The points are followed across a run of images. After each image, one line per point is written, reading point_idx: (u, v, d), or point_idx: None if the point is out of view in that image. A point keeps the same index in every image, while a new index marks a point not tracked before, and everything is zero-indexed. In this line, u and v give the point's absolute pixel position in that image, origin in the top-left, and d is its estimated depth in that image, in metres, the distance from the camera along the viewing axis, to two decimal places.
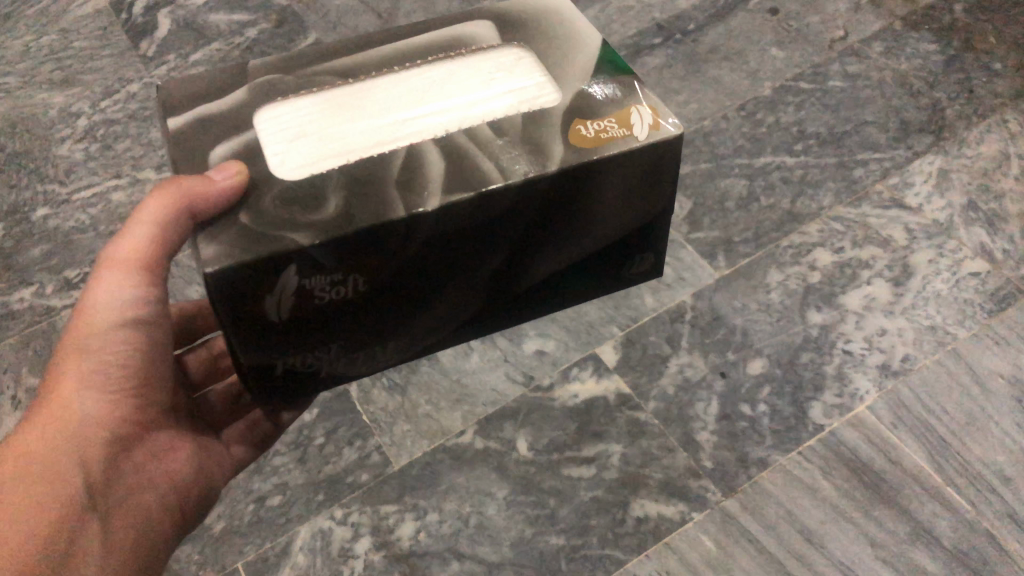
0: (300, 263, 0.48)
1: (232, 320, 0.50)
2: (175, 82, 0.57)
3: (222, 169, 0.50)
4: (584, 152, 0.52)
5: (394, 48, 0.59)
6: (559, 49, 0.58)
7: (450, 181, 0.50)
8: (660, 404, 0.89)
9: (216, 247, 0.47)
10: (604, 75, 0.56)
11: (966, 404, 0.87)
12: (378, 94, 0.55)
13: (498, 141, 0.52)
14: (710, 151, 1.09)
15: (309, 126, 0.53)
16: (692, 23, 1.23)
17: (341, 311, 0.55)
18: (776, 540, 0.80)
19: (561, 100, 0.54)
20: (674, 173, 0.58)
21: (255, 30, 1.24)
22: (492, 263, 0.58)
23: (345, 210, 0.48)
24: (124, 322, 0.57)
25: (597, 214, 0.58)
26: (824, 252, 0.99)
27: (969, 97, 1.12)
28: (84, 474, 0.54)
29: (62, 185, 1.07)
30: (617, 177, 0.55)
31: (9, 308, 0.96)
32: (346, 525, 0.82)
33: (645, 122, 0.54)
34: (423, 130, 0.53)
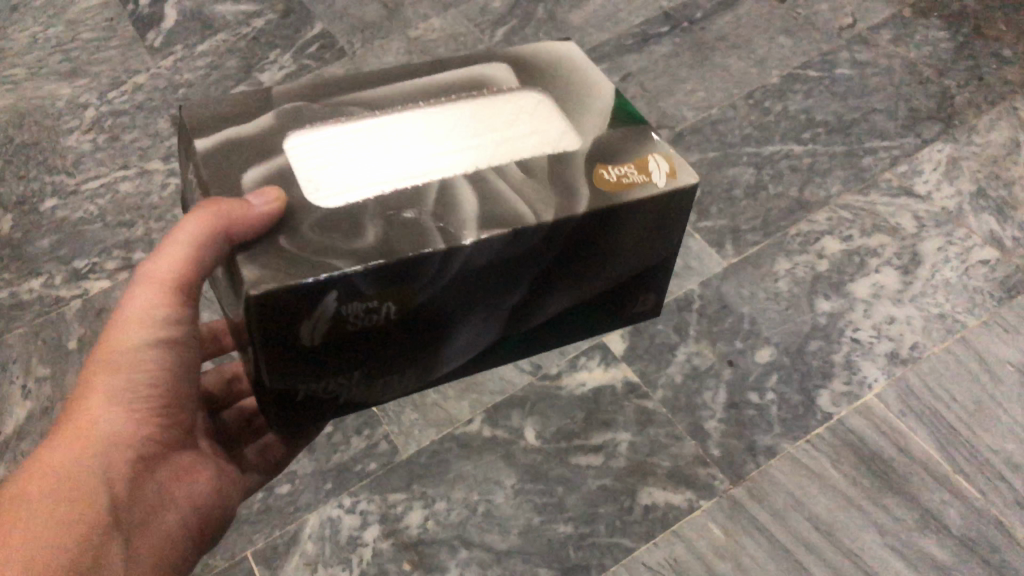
0: (340, 290, 0.50)
1: (264, 339, 0.51)
2: (201, 104, 0.58)
3: (260, 194, 0.50)
4: (608, 195, 0.55)
5: (418, 85, 0.61)
6: (576, 95, 0.61)
7: (484, 217, 0.52)
8: (668, 392, 0.89)
9: (261, 270, 0.48)
10: (621, 125, 0.59)
11: (975, 392, 0.86)
12: (405, 130, 0.57)
13: (526, 181, 0.54)
14: (718, 140, 1.08)
15: (341, 153, 0.55)
16: (700, 12, 1.23)
17: (367, 340, 0.56)
18: (784, 527, 0.79)
19: (582, 143, 0.57)
20: (683, 221, 0.61)
21: (262, 21, 1.24)
22: (511, 297, 0.60)
23: (385, 240, 0.50)
24: (157, 339, 0.58)
25: (613, 254, 0.61)
26: (832, 240, 0.98)
27: (978, 84, 1.11)
28: (108, 492, 0.53)
29: (71, 176, 1.07)
30: (634, 221, 0.58)
31: (19, 299, 0.97)
32: (355, 514, 0.82)
33: (662, 170, 0.57)
34: (453, 165, 0.55)
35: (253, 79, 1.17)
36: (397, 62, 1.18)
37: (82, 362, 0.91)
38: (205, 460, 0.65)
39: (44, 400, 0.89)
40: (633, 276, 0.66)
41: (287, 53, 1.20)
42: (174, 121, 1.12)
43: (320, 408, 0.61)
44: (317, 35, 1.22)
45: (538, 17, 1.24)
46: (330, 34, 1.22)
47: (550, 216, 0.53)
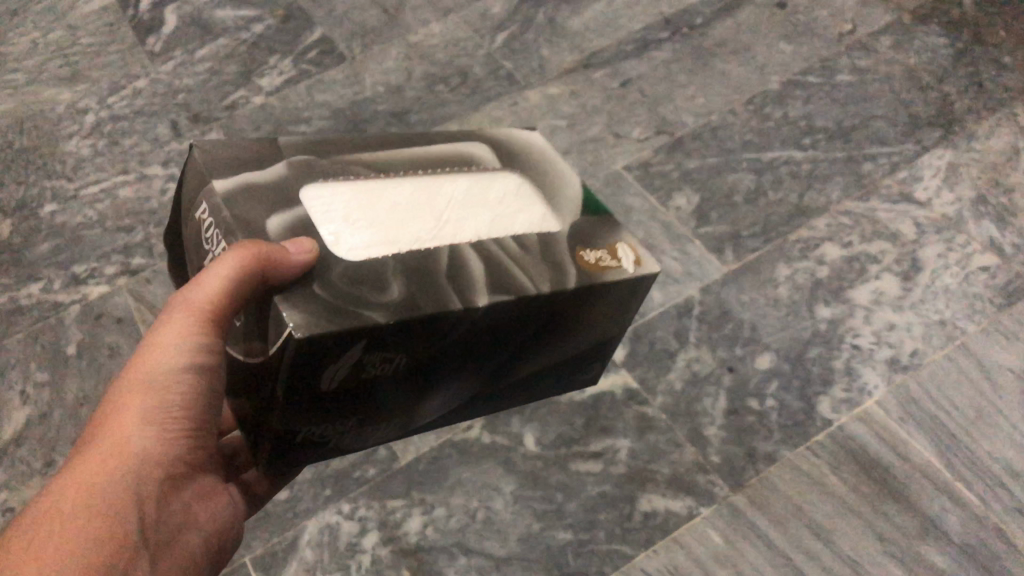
0: (367, 341, 0.50)
1: (289, 381, 0.50)
2: (211, 147, 0.57)
3: (295, 242, 0.50)
4: (589, 275, 0.59)
5: (413, 154, 0.63)
6: (553, 181, 0.66)
7: (493, 283, 0.55)
8: (667, 399, 0.88)
9: (301, 314, 0.48)
10: (593, 210, 0.64)
11: (975, 399, 0.86)
12: (408, 196, 0.59)
13: (523, 255, 0.57)
14: (718, 146, 1.08)
15: (353, 213, 0.56)
16: (700, 18, 1.23)
17: (367, 391, 0.57)
18: (784, 534, 0.79)
19: (563, 225, 0.62)
20: (635, 302, 0.68)
21: (262, 26, 1.24)
22: (495, 355, 0.62)
23: (408, 295, 0.51)
24: (194, 367, 0.54)
25: (584, 322, 0.65)
26: (832, 247, 0.98)
27: (978, 90, 1.11)
28: (138, 514, 0.52)
29: (70, 181, 1.07)
30: (607, 298, 0.63)
31: (17, 303, 0.96)
32: (353, 520, 0.82)
33: (630, 257, 0.63)
34: (461, 232, 0.57)
35: (253, 84, 1.17)
36: (396, 68, 1.19)
37: (80, 367, 0.91)
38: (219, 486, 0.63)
39: (42, 406, 0.88)
40: (590, 342, 0.71)
41: (287, 58, 1.20)
42: (174, 126, 1.12)
43: (309, 456, 0.62)
44: (317, 40, 1.22)
45: (538, 23, 1.24)
46: (330, 39, 1.22)
47: (546, 289, 0.57)
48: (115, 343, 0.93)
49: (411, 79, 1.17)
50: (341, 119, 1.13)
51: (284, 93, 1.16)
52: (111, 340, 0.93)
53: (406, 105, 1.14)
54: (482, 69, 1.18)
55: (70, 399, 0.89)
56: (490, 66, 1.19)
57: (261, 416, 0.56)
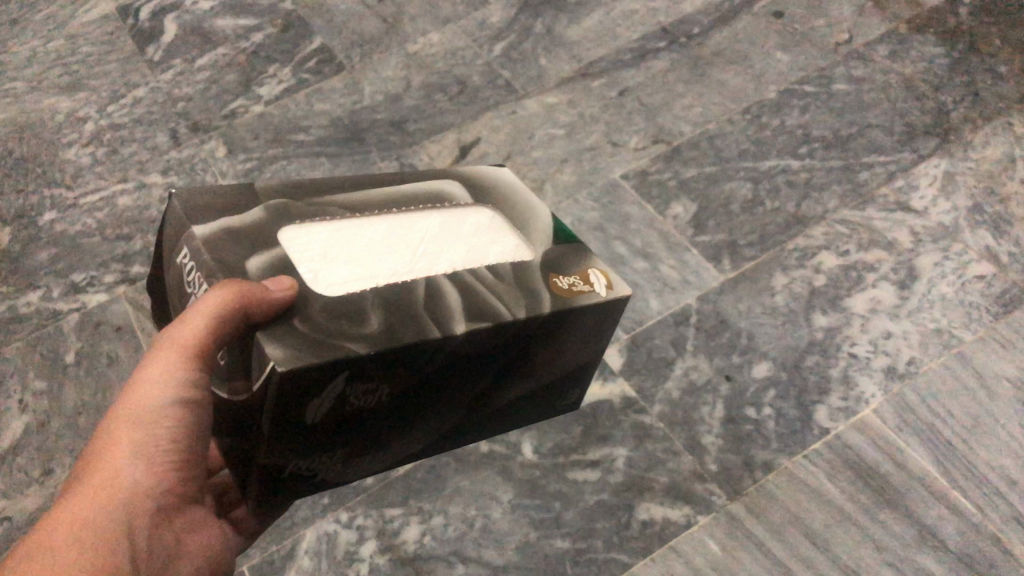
0: (350, 372, 0.51)
1: (274, 417, 0.51)
2: (190, 192, 0.58)
3: (276, 281, 0.51)
4: (564, 300, 0.60)
5: (388, 194, 0.64)
6: (524, 212, 0.67)
7: (470, 312, 0.55)
8: (664, 407, 0.89)
9: (284, 349, 0.48)
10: (564, 240, 0.66)
11: (972, 408, 0.87)
12: (383, 234, 0.61)
13: (500, 284, 0.58)
14: (715, 155, 1.09)
15: (330, 253, 0.57)
16: (697, 28, 1.23)
17: (351, 424, 0.57)
18: (781, 542, 0.79)
19: (535, 254, 0.63)
20: (611, 326, 0.69)
21: (261, 35, 1.25)
22: (476, 386, 0.63)
23: (387, 328, 0.52)
24: (180, 401, 0.54)
25: (562, 349, 0.66)
26: (828, 255, 0.99)
27: (974, 100, 1.12)
28: (129, 545, 0.51)
29: (69, 190, 1.07)
30: (583, 323, 0.64)
31: (16, 311, 0.97)
32: (351, 529, 0.82)
33: (603, 281, 0.64)
34: (434, 267, 0.59)
35: (252, 92, 1.18)
36: (395, 77, 1.19)
37: (79, 376, 0.91)
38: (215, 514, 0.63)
39: (40, 414, 0.89)
40: (569, 369, 0.72)
41: (287, 67, 1.21)
42: (173, 135, 1.13)
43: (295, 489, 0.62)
44: (317, 49, 1.23)
45: (536, 32, 1.24)
46: (330, 48, 1.23)
47: (522, 316, 0.57)
48: (113, 352, 0.93)
49: (409, 89, 1.18)
50: (340, 127, 1.13)
51: (283, 102, 1.16)
52: (109, 349, 0.93)
53: (404, 114, 1.15)
54: (480, 78, 1.19)
55: (68, 408, 0.89)
56: (488, 75, 1.19)
57: (246, 453, 0.56)
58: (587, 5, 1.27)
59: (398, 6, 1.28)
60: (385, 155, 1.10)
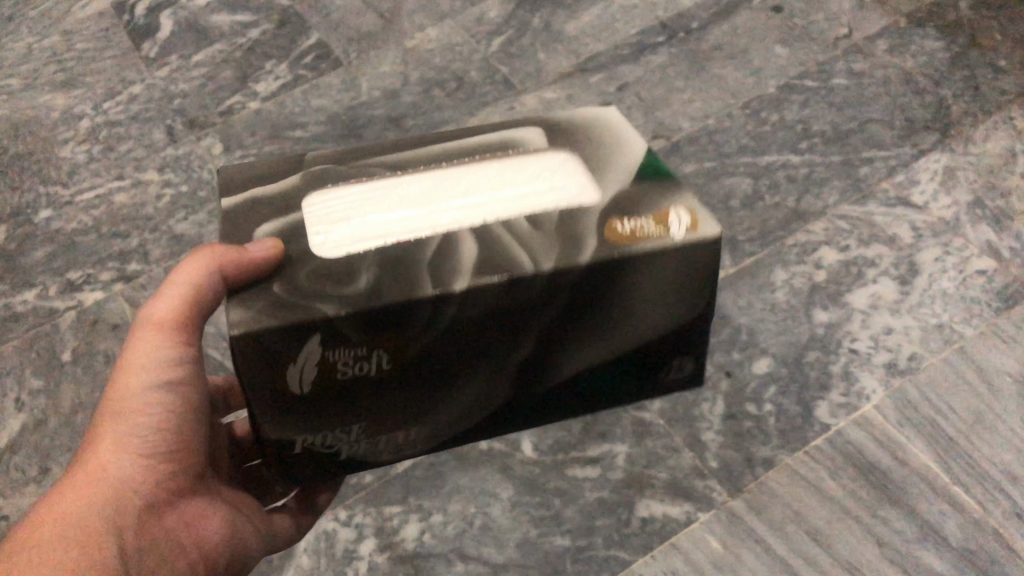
0: (323, 334, 0.47)
1: (250, 380, 0.48)
2: (242, 163, 0.57)
3: (260, 242, 0.50)
4: (614, 248, 0.50)
5: (446, 147, 0.58)
6: (606, 155, 0.57)
7: (482, 264, 0.49)
8: (665, 404, 0.88)
9: (243, 312, 0.47)
10: (646, 180, 0.54)
11: (974, 403, 0.86)
12: (424, 184, 0.55)
13: (531, 234, 0.51)
14: (714, 150, 1.08)
15: (353, 211, 0.52)
16: (696, 22, 1.23)
17: (365, 395, 0.52)
18: (782, 539, 0.79)
19: (599, 197, 0.53)
20: (712, 283, 0.55)
21: (258, 31, 1.24)
22: (519, 354, 0.54)
23: (375, 287, 0.48)
24: (163, 380, 0.55)
25: (635, 311, 0.55)
26: (828, 251, 0.98)
27: (975, 94, 1.11)
28: (117, 541, 0.50)
29: (66, 187, 1.07)
30: (655, 276, 0.53)
31: (13, 310, 0.96)
32: (350, 527, 0.81)
33: (683, 222, 0.52)
34: (465, 217, 0.52)
35: (249, 89, 1.17)
36: (393, 73, 1.18)
37: (75, 374, 0.91)
38: (228, 505, 0.61)
39: (38, 413, 0.88)
40: (660, 342, 0.59)
41: (284, 62, 1.20)
42: (170, 132, 1.12)
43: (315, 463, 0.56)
44: (314, 45, 1.22)
45: (535, 27, 1.24)
46: (327, 44, 1.22)
47: (548, 267, 0.49)
48: (110, 350, 0.92)
49: (407, 84, 1.17)
50: (337, 124, 1.13)
51: (280, 98, 1.16)
52: (105, 347, 0.93)
53: (401, 110, 1.14)
54: (477, 74, 1.18)
55: (66, 406, 0.88)
56: (487, 71, 1.18)
57: None
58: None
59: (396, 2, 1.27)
60: None
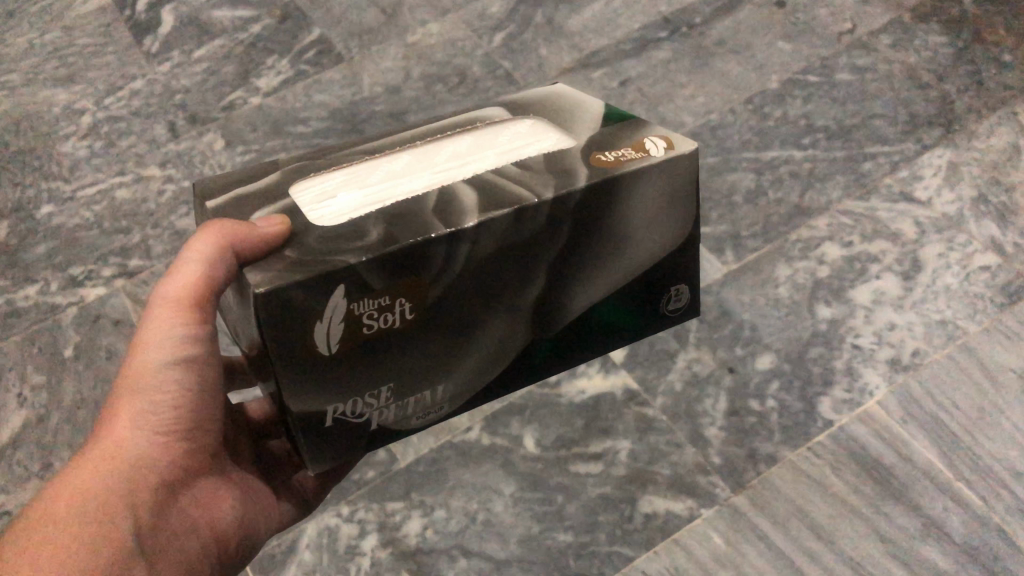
0: (348, 284, 0.48)
1: (277, 343, 0.48)
2: (217, 176, 0.58)
3: (266, 218, 0.50)
4: (605, 171, 0.53)
5: (414, 131, 0.59)
6: (567, 109, 0.60)
7: (485, 201, 0.50)
8: (667, 399, 0.88)
9: (263, 273, 0.47)
10: (614, 122, 0.58)
11: (977, 399, 0.85)
12: (404, 160, 0.56)
13: (523, 174, 0.52)
14: (717, 146, 1.08)
15: (341, 188, 0.53)
16: (699, 17, 1.22)
17: (386, 356, 0.53)
18: (785, 536, 0.79)
19: (575, 141, 0.56)
20: (692, 199, 0.58)
21: (259, 26, 1.23)
22: (531, 292, 0.55)
23: (388, 235, 0.48)
24: (180, 360, 0.55)
25: (630, 236, 0.57)
26: (832, 246, 0.98)
27: (979, 89, 1.11)
28: (133, 523, 0.50)
29: (67, 182, 1.07)
30: (645, 197, 0.55)
31: (15, 306, 0.96)
32: (352, 522, 0.82)
33: (659, 146, 0.55)
34: (457, 175, 0.53)
35: (250, 84, 1.17)
36: (394, 68, 1.18)
37: (77, 370, 0.91)
38: (238, 485, 0.60)
39: (40, 409, 0.88)
40: (657, 269, 0.61)
41: (285, 58, 1.20)
42: (171, 127, 1.12)
43: (343, 435, 0.55)
44: (316, 40, 1.21)
45: (537, 22, 1.23)
46: (329, 39, 1.21)
47: (549, 195, 0.51)
48: (112, 346, 0.92)
49: (409, 79, 1.17)
50: (339, 120, 1.12)
51: (281, 94, 1.15)
52: (107, 343, 0.92)
53: (403, 106, 1.14)
54: (480, 69, 1.18)
55: (67, 401, 0.88)
56: (489, 66, 1.18)
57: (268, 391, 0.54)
58: None
59: None
60: None
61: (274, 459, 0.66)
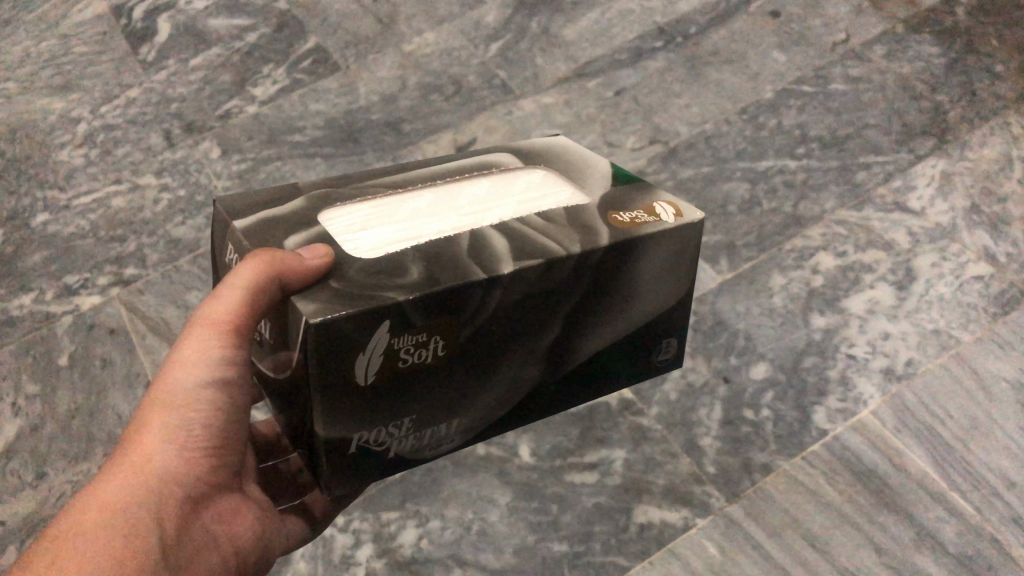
0: (392, 321, 0.49)
1: (322, 370, 0.48)
2: (236, 194, 0.59)
3: (310, 249, 0.51)
4: (625, 232, 0.56)
5: (431, 170, 0.63)
6: (577, 164, 0.65)
7: (518, 250, 0.52)
8: (662, 409, 0.89)
9: (314, 304, 0.48)
10: (624, 183, 0.62)
11: (970, 408, 0.86)
12: (427, 201, 0.59)
13: (550, 227, 0.55)
14: (712, 156, 1.08)
15: (370, 224, 0.56)
16: (694, 27, 1.23)
17: (411, 392, 0.53)
18: (779, 545, 0.78)
19: (590, 198, 0.60)
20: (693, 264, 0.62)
21: (255, 35, 1.24)
22: (547, 337, 0.56)
23: (429, 276, 0.50)
24: (213, 381, 0.55)
25: (637, 293, 0.60)
26: (826, 256, 0.98)
27: (971, 100, 1.11)
28: (159, 536, 0.51)
29: (62, 191, 1.07)
30: (655, 261, 0.58)
31: (9, 315, 0.96)
32: (348, 532, 0.82)
33: (670, 212, 0.59)
34: (483, 219, 0.57)
35: (246, 93, 1.17)
36: (390, 77, 1.18)
37: (72, 379, 0.90)
38: (256, 504, 0.61)
39: (34, 418, 0.88)
40: (657, 325, 0.63)
41: (282, 66, 1.20)
42: (167, 136, 1.12)
43: (362, 474, 0.55)
44: (312, 49, 1.22)
45: (533, 32, 1.24)
46: (325, 48, 1.22)
47: (577, 250, 0.54)
48: (107, 355, 0.92)
49: (405, 89, 1.17)
50: (335, 128, 1.12)
51: (278, 102, 1.16)
52: (102, 352, 0.92)
53: (400, 115, 1.14)
54: (476, 78, 1.18)
55: (62, 411, 0.88)
56: (484, 76, 1.19)
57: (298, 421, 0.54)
58: (583, 5, 1.27)
59: (393, 5, 1.27)
60: (382, 156, 1.09)
61: (281, 480, 0.66)
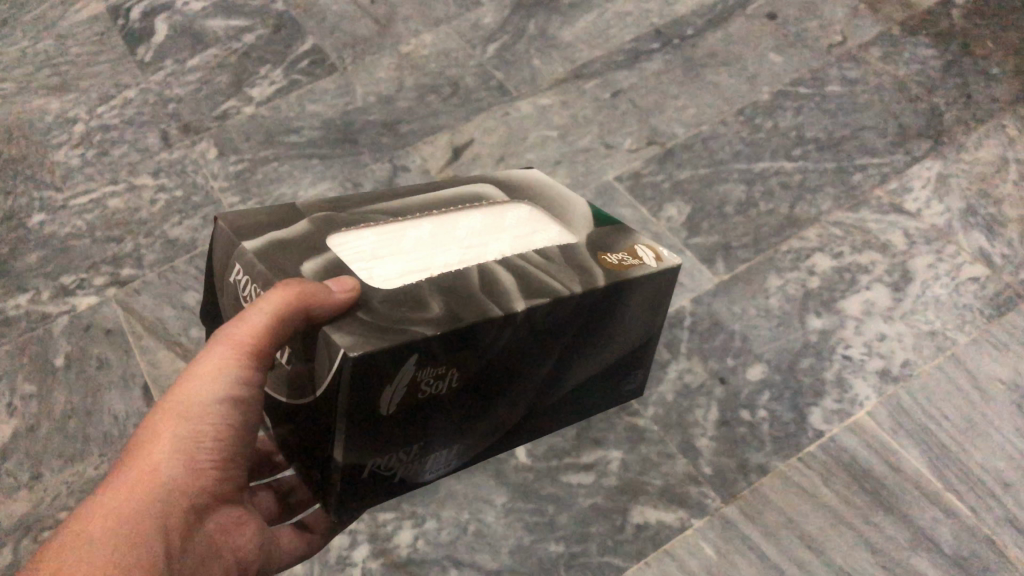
0: (419, 355, 0.54)
1: (356, 401, 0.53)
2: (241, 213, 0.63)
3: (337, 280, 0.55)
4: (617, 274, 0.63)
5: (426, 198, 0.68)
6: (559, 201, 0.72)
7: (527, 289, 0.59)
8: (659, 410, 0.89)
9: (350, 337, 0.52)
10: (605, 222, 0.70)
11: (966, 410, 0.86)
12: (427, 231, 0.65)
13: (551, 266, 0.62)
14: (709, 157, 1.08)
15: (379, 253, 0.62)
16: (690, 29, 1.23)
17: (422, 419, 0.59)
18: (776, 546, 0.78)
19: (580, 237, 0.67)
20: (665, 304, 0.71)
21: (253, 36, 1.24)
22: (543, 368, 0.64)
23: (450, 312, 0.56)
24: (227, 397, 0.57)
25: (619, 329, 0.68)
26: (823, 257, 0.98)
27: (967, 102, 1.12)
28: (164, 544, 0.52)
29: (59, 191, 1.07)
30: (638, 299, 0.67)
31: (5, 315, 0.96)
32: (344, 534, 0.81)
33: (651, 254, 0.67)
34: (484, 254, 0.63)
35: (243, 94, 1.17)
36: (387, 78, 1.19)
37: (68, 379, 0.90)
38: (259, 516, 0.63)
39: (29, 418, 0.87)
40: (628, 352, 0.72)
41: (279, 67, 1.20)
42: (164, 136, 1.12)
43: (378, 491, 0.63)
44: (309, 50, 1.22)
45: (530, 33, 1.24)
46: (322, 50, 1.22)
47: (579, 290, 0.61)
48: (103, 355, 0.92)
49: (402, 90, 1.17)
50: (331, 129, 1.13)
51: (275, 103, 1.16)
52: (99, 352, 0.92)
53: (397, 116, 1.14)
54: (473, 79, 1.18)
55: (58, 411, 0.88)
56: (481, 77, 1.19)
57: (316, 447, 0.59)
58: (580, 7, 1.27)
59: (391, 7, 1.27)
60: (379, 157, 1.09)
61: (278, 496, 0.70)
